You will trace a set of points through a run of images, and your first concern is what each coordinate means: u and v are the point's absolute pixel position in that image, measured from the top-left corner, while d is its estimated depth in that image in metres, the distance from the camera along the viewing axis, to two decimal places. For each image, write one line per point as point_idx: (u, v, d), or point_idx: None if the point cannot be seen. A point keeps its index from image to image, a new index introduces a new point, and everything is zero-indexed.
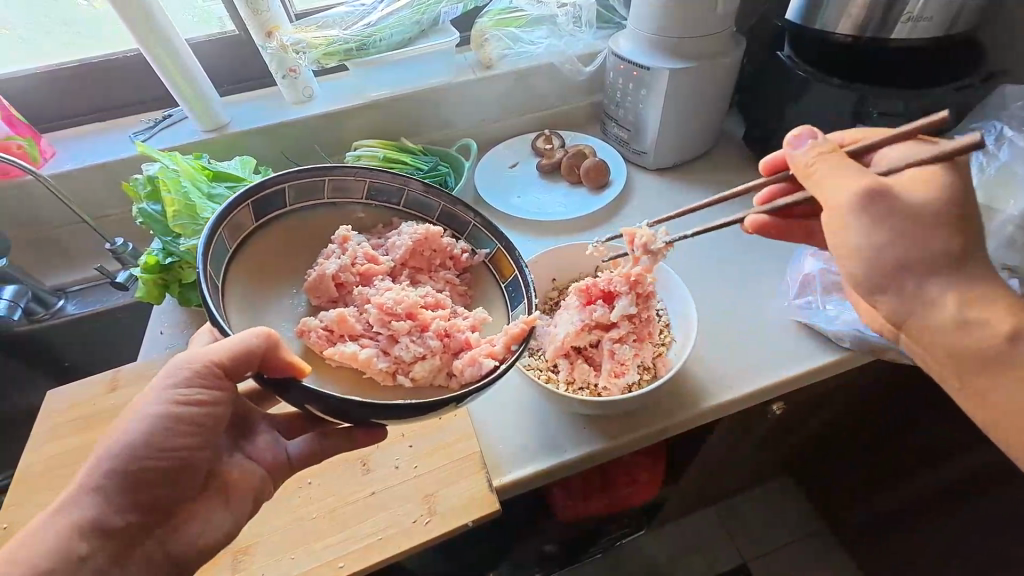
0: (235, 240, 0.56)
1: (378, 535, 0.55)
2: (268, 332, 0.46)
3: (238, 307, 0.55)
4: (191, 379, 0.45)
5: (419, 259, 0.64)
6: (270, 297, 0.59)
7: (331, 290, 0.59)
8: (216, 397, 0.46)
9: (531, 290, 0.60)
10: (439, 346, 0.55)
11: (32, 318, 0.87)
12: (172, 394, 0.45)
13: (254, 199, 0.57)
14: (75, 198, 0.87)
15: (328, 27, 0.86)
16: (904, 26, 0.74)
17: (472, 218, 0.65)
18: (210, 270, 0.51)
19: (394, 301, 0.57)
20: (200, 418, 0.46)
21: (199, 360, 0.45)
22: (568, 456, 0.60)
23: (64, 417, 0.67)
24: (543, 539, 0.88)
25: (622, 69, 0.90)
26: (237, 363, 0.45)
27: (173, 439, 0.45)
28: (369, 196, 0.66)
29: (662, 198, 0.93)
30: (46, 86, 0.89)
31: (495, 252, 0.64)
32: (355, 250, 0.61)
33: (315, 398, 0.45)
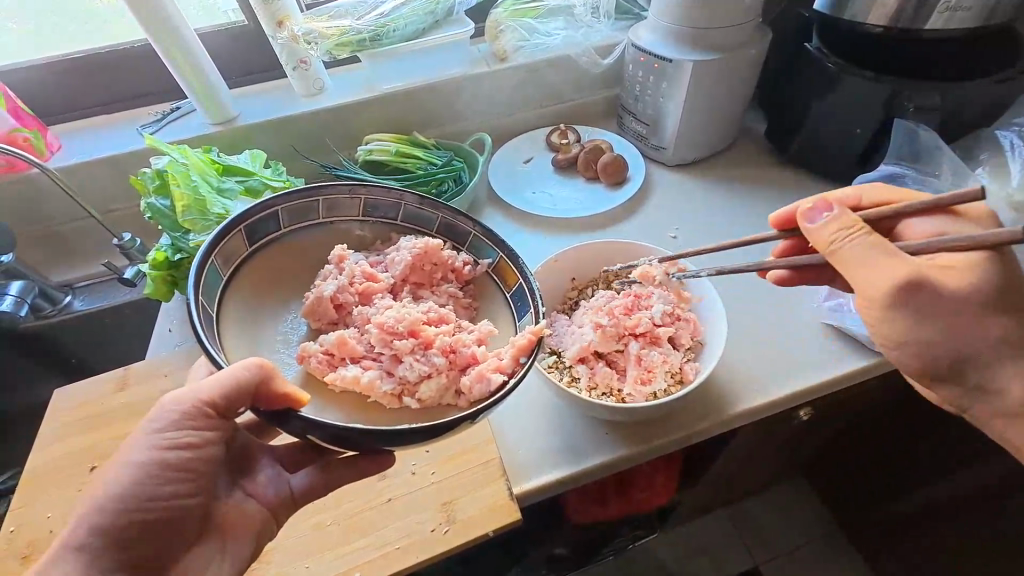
0: (228, 270, 0.55)
1: (395, 544, 0.53)
2: (258, 363, 0.45)
3: (235, 336, 0.53)
4: (180, 422, 0.46)
5: (420, 274, 0.62)
6: (267, 322, 0.58)
7: (331, 311, 0.57)
8: (205, 438, 0.47)
9: (537, 298, 0.57)
10: (445, 365, 0.53)
11: (39, 314, 0.86)
12: (159, 439, 0.45)
13: (246, 225, 0.56)
14: (82, 192, 0.85)
15: (341, 17, 0.84)
16: (940, 16, 0.70)
17: (473, 227, 0.62)
18: (202, 299, 0.50)
19: (395, 319, 0.55)
20: (189, 462, 0.46)
21: (185, 402, 0.46)
22: (588, 463, 0.58)
23: (71, 416, 0.66)
24: (557, 543, 0.86)
25: (642, 61, 0.87)
26: (226, 400, 0.45)
27: (161, 487, 0.45)
28: (366, 213, 0.64)
29: (681, 196, 0.90)
30: (53, 77, 0.87)
31: (498, 262, 0.62)
32: (353, 269, 0.59)
33: (312, 428, 0.44)
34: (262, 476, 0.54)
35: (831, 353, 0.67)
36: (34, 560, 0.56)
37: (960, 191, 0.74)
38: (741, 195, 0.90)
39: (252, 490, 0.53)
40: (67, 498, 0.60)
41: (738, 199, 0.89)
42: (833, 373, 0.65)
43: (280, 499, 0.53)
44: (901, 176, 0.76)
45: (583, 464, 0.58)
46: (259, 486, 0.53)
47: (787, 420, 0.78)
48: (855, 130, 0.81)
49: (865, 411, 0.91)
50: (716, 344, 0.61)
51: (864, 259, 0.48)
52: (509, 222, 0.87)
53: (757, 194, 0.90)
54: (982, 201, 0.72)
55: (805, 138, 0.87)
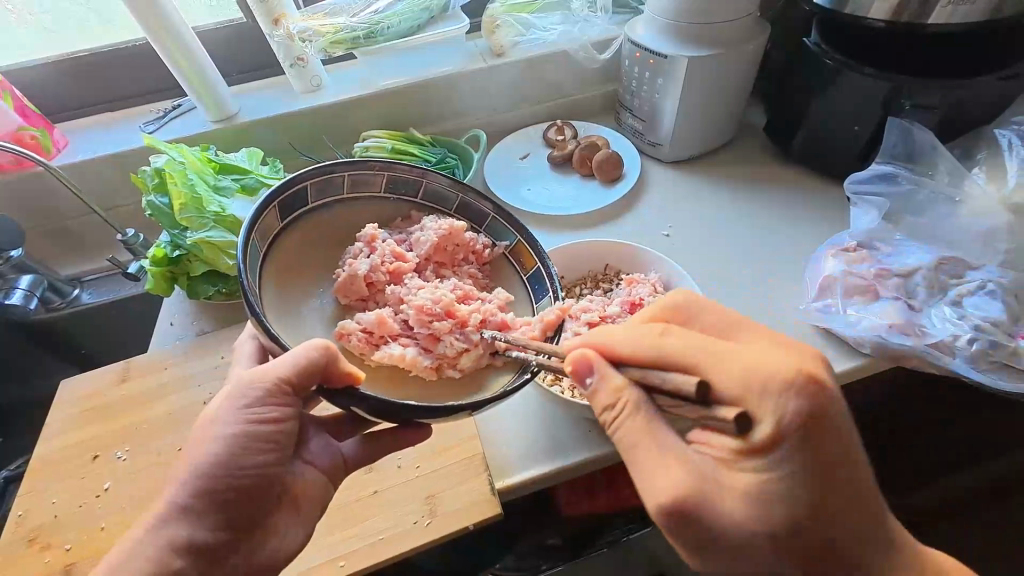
0: (264, 246, 0.54)
1: (380, 535, 0.55)
2: (326, 344, 0.47)
3: (274, 311, 0.53)
4: (262, 399, 0.48)
5: (442, 254, 0.63)
6: (302, 293, 0.58)
7: (362, 289, 0.58)
8: (286, 413, 0.49)
9: (554, 282, 0.61)
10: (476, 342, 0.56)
11: (50, 307, 0.90)
12: (244, 414, 0.47)
13: (279, 200, 0.55)
14: (87, 189, 0.87)
15: (336, 14, 0.85)
16: (944, 10, 0.69)
17: (490, 209, 0.65)
18: (249, 276, 0.49)
19: (432, 301, 0.56)
20: (274, 434, 0.49)
21: (261, 378, 0.47)
22: (573, 459, 0.59)
23: (78, 406, 0.69)
24: (548, 533, 0.87)
25: (637, 57, 0.87)
26: (297, 380, 0.46)
27: (251, 455, 0.47)
28: (388, 189, 0.65)
29: (676, 194, 0.90)
30: (58, 76, 0.89)
31: (515, 244, 0.64)
32: (383, 249, 0.60)
33: (373, 404, 0.45)
34: (314, 445, 0.55)
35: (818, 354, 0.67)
36: (41, 544, 0.59)
37: (953, 192, 0.76)
38: (737, 194, 0.89)
39: (310, 459, 0.54)
40: (73, 484, 0.63)
41: (735, 197, 0.88)
42: None
43: (335, 465, 0.55)
44: (895, 176, 0.78)
45: (563, 462, 0.59)
46: (315, 451, 0.54)
47: None
48: (854, 127, 0.80)
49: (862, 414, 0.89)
50: None
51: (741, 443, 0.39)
52: None
53: (753, 192, 0.89)
54: (975, 203, 0.74)
55: (806, 134, 0.86)
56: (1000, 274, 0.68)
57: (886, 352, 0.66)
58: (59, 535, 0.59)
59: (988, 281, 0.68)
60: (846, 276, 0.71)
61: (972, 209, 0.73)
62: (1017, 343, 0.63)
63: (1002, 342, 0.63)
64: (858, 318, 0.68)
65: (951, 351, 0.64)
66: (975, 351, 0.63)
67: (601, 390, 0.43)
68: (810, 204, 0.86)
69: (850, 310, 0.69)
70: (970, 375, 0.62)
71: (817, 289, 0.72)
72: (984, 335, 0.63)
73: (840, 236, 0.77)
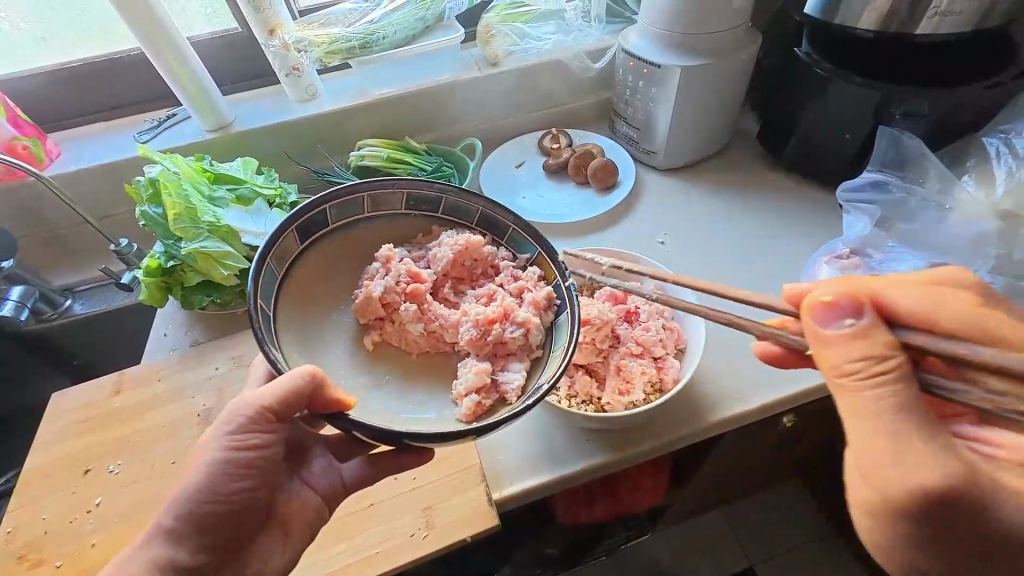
0: (282, 271, 0.55)
1: (376, 548, 0.55)
2: (313, 370, 0.47)
3: (290, 335, 0.54)
4: (244, 426, 0.48)
5: (460, 270, 0.63)
6: (320, 316, 0.59)
7: (378, 310, 0.59)
8: (269, 440, 0.49)
9: (575, 302, 0.56)
10: (522, 344, 0.56)
11: (40, 318, 0.88)
12: (227, 440, 0.48)
13: (298, 224, 0.56)
14: (80, 198, 0.87)
15: (331, 24, 0.85)
16: (931, 21, 0.70)
17: (511, 221, 0.62)
18: (260, 301, 0.50)
19: (472, 327, 0.57)
20: (254, 460, 0.49)
21: (249, 403, 0.48)
22: (569, 469, 0.59)
23: (70, 418, 0.68)
24: (546, 543, 0.86)
25: (631, 66, 0.87)
26: (284, 404, 0.47)
27: (231, 482, 0.47)
28: (409, 206, 0.64)
29: (671, 201, 0.90)
30: (52, 85, 0.89)
31: (536, 257, 0.61)
32: (399, 269, 0.60)
33: (356, 429, 0.45)
34: (316, 466, 0.56)
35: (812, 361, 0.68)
36: (30, 560, 0.58)
37: (943, 199, 0.76)
38: (732, 202, 0.89)
39: (309, 479, 0.55)
40: (63, 498, 0.62)
41: (729, 204, 0.89)
42: (814, 381, 0.66)
43: (334, 489, 0.56)
44: (885, 184, 0.78)
45: (560, 473, 0.59)
46: (316, 475, 0.56)
47: (770, 427, 0.77)
48: (845, 134, 0.81)
49: None
50: (695, 353, 0.62)
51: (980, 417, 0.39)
52: None
53: (747, 199, 0.90)
54: (966, 209, 0.74)
55: (798, 141, 0.87)
56: None
57: None
58: (50, 550, 0.58)
59: None
60: None
61: (964, 214, 0.74)
62: None
63: None
64: None
65: None
66: None
67: (875, 332, 0.42)
68: (803, 211, 0.87)
69: None
70: None
71: None
72: None
73: (834, 243, 0.77)
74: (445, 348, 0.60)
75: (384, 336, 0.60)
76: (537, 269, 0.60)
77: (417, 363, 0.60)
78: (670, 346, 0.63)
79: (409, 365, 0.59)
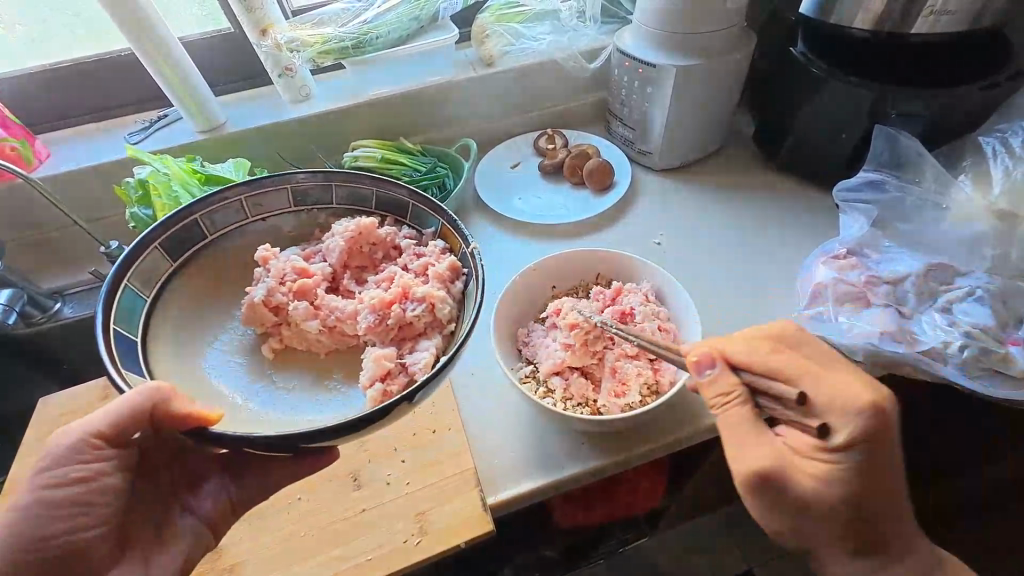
0: (150, 291, 0.55)
1: (368, 555, 0.54)
2: (151, 387, 0.46)
3: (167, 350, 0.54)
4: (69, 457, 0.48)
5: (361, 257, 0.63)
6: (208, 330, 0.59)
7: (268, 314, 0.59)
8: (96, 469, 0.49)
9: (479, 263, 0.55)
10: (429, 321, 0.56)
11: (30, 322, 0.85)
12: (43, 477, 0.47)
13: (162, 240, 0.57)
14: (69, 200, 0.86)
15: (324, 24, 0.84)
16: (925, 20, 0.70)
17: (408, 196, 0.62)
18: (120, 322, 0.51)
19: (371, 314, 0.57)
20: (82, 494, 0.48)
21: (94, 429, 0.48)
22: (564, 472, 0.58)
23: (57, 423, 0.67)
24: (542, 546, 0.86)
25: (627, 66, 0.87)
26: (129, 423, 0.48)
27: (54, 520, 0.47)
28: (297, 203, 0.64)
29: (666, 202, 0.90)
30: (40, 86, 0.87)
31: (440, 229, 0.61)
32: (282, 269, 0.60)
33: (216, 440, 0.44)
34: (202, 492, 0.57)
35: None
36: None
37: (940, 198, 0.77)
38: (727, 202, 0.89)
39: (191, 505, 0.56)
40: None
41: (725, 204, 0.89)
42: None
43: (220, 511, 0.56)
44: (881, 183, 0.78)
45: (556, 476, 0.58)
46: (200, 501, 0.56)
47: None
48: (841, 134, 0.80)
49: None
50: None
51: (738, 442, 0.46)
52: (495, 228, 0.87)
53: (742, 200, 0.89)
54: (962, 210, 0.75)
55: (793, 142, 0.86)
56: (988, 279, 0.69)
57: (878, 360, 0.66)
58: None
59: (977, 287, 0.68)
60: (836, 283, 0.70)
61: (959, 215, 0.74)
62: (1007, 349, 0.63)
63: (993, 348, 0.63)
64: (850, 325, 0.67)
65: (943, 358, 0.64)
66: (967, 358, 0.63)
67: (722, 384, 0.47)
68: (799, 211, 0.86)
69: (843, 317, 0.68)
70: (963, 382, 0.62)
71: (811, 296, 0.71)
72: (975, 342, 0.64)
73: (831, 243, 0.77)
74: (351, 341, 0.60)
75: (285, 341, 0.60)
76: (442, 241, 0.60)
77: (327, 360, 0.60)
78: (668, 346, 0.63)
79: (318, 366, 0.60)
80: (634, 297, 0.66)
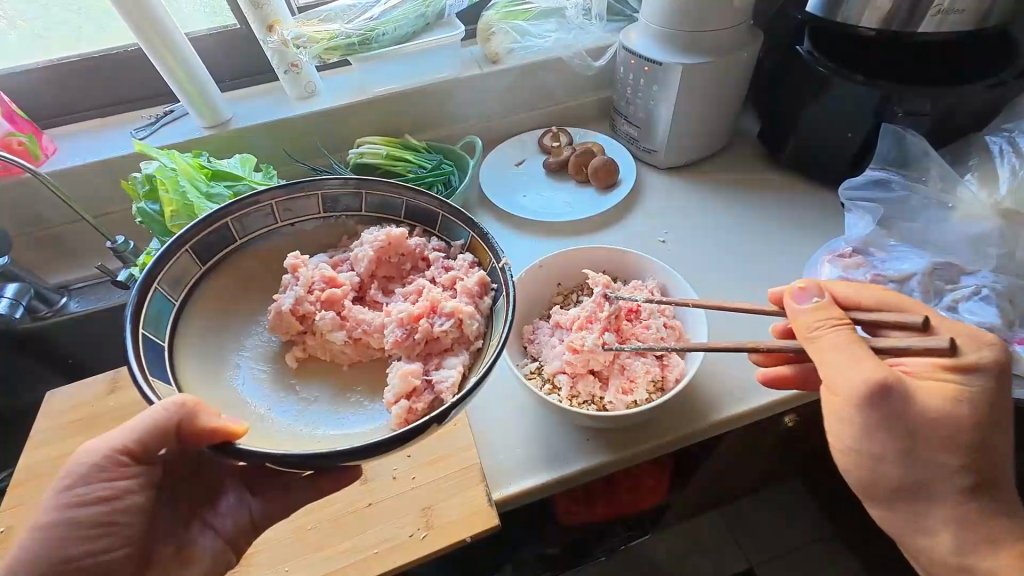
0: (179, 294, 0.55)
1: (375, 548, 0.55)
2: (178, 400, 0.46)
3: (192, 353, 0.55)
4: (92, 475, 0.48)
5: (388, 267, 0.64)
6: (233, 335, 0.60)
7: (294, 324, 0.59)
8: (121, 488, 0.49)
9: (512, 287, 0.55)
10: (456, 335, 0.56)
11: (36, 316, 0.87)
12: (69, 495, 0.47)
13: (192, 243, 0.56)
14: (75, 196, 0.86)
15: (330, 21, 0.84)
16: (933, 19, 0.70)
17: (440, 209, 0.62)
18: (148, 328, 0.50)
19: (399, 329, 0.57)
20: (107, 516, 0.48)
21: (119, 444, 0.48)
22: (571, 468, 0.58)
23: (64, 417, 0.67)
24: (545, 543, 0.86)
25: (632, 64, 0.87)
26: (152, 438, 0.47)
27: (77, 544, 0.46)
28: (327, 208, 0.64)
29: (670, 200, 0.90)
30: (46, 81, 0.88)
31: (470, 242, 0.61)
32: (310, 277, 0.60)
33: (239, 454, 0.44)
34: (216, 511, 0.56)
35: None
36: None
37: (945, 198, 0.76)
38: (731, 201, 0.89)
39: (212, 523, 0.54)
40: None
41: (730, 203, 0.89)
42: None
43: (240, 530, 0.54)
44: (887, 181, 0.78)
45: (563, 472, 0.58)
46: (220, 518, 0.55)
47: (770, 428, 0.76)
48: (847, 133, 0.80)
49: None
50: (699, 351, 0.61)
51: (845, 350, 0.46)
52: (499, 225, 0.87)
53: (748, 199, 0.89)
54: (968, 209, 0.74)
55: (796, 141, 0.87)
56: (994, 278, 0.69)
57: None
58: None
59: (983, 286, 0.68)
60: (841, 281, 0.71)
61: (966, 214, 0.74)
62: (1013, 349, 0.63)
63: None
64: None
65: None
66: None
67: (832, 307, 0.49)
68: (805, 210, 0.86)
69: None
70: None
71: None
72: None
73: (836, 243, 0.77)
74: (375, 353, 0.60)
75: (309, 350, 0.61)
76: (472, 257, 0.60)
77: (350, 372, 0.60)
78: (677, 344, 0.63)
79: (342, 377, 0.60)
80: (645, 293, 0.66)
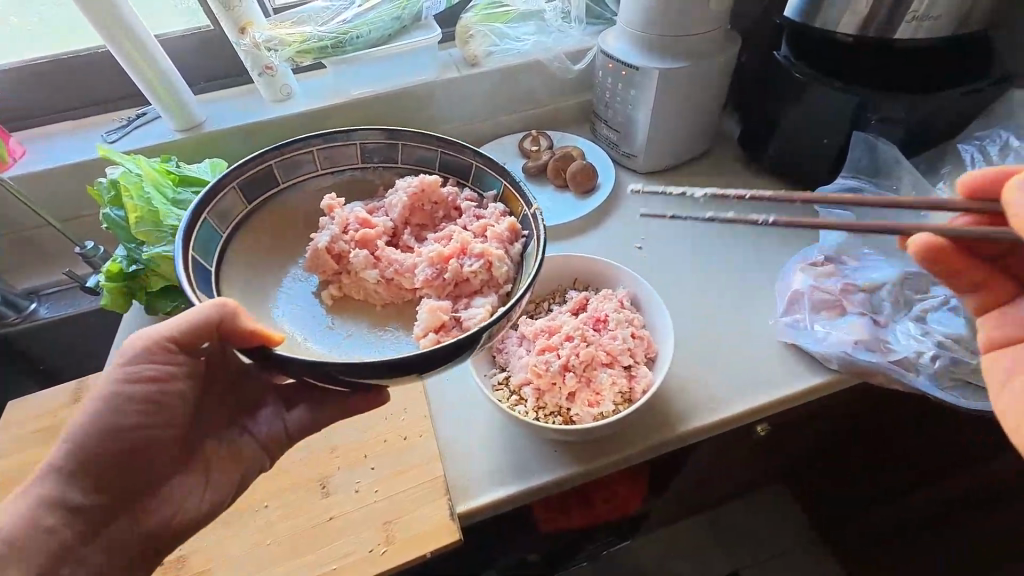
0: (226, 228, 0.56)
1: (335, 563, 0.54)
2: (220, 302, 0.46)
3: (232, 286, 0.54)
4: (142, 355, 0.51)
5: (422, 215, 0.62)
6: (274, 274, 0.59)
7: (331, 263, 0.57)
8: (172, 371, 0.52)
9: (541, 231, 0.55)
10: (486, 277, 0.55)
11: (4, 322, 0.86)
12: (121, 371, 0.50)
13: (239, 181, 0.57)
14: (44, 200, 0.85)
15: (304, 23, 0.83)
16: (909, 25, 0.69)
17: (473, 159, 0.61)
18: (194, 254, 0.51)
19: (430, 270, 0.56)
20: (154, 396, 0.51)
21: (164, 333, 0.50)
22: (533, 482, 0.58)
23: (27, 427, 0.66)
24: (521, 551, 0.85)
25: (610, 68, 0.86)
26: (194, 333, 0.49)
27: (127, 416, 0.50)
28: (364, 158, 0.63)
29: (649, 204, 0.89)
30: (14, 83, 0.86)
31: (503, 191, 0.60)
32: (346, 218, 0.59)
33: None
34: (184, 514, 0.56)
35: (786, 368, 0.67)
36: None
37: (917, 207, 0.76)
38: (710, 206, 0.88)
39: (253, 429, 0.58)
40: None
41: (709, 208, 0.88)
42: (787, 391, 0.65)
43: (275, 439, 0.58)
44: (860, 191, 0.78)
45: (525, 485, 0.57)
46: (259, 425, 0.58)
47: (744, 437, 0.76)
48: (823, 139, 0.80)
49: (839, 428, 0.87)
50: (665, 361, 0.61)
51: None
52: None
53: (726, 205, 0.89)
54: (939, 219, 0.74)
55: (776, 147, 0.86)
56: None
57: (853, 367, 0.66)
58: None
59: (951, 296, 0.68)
60: (813, 291, 0.70)
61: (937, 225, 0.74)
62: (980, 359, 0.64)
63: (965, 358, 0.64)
64: (826, 334, 0.67)
65: (916, 368, 0.64)
66: (938, 368, 0.64)
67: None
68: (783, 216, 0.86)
69: (818, 325, 0.68)
70: (935, 392, 0.63)
71: (786, 306, 0.71)
72: (946, 353, 0.64)
73: (810, 250, 0.76)
74: (408, 295, 0.58)
75: (345, 289, 0.58)
76: (504, 206, 0.59)
77: (382, 314, 0.58)
78: (641, 354, 0.62)
79: (374, 317, 0.57)
80: (604, 297, 0.66)
